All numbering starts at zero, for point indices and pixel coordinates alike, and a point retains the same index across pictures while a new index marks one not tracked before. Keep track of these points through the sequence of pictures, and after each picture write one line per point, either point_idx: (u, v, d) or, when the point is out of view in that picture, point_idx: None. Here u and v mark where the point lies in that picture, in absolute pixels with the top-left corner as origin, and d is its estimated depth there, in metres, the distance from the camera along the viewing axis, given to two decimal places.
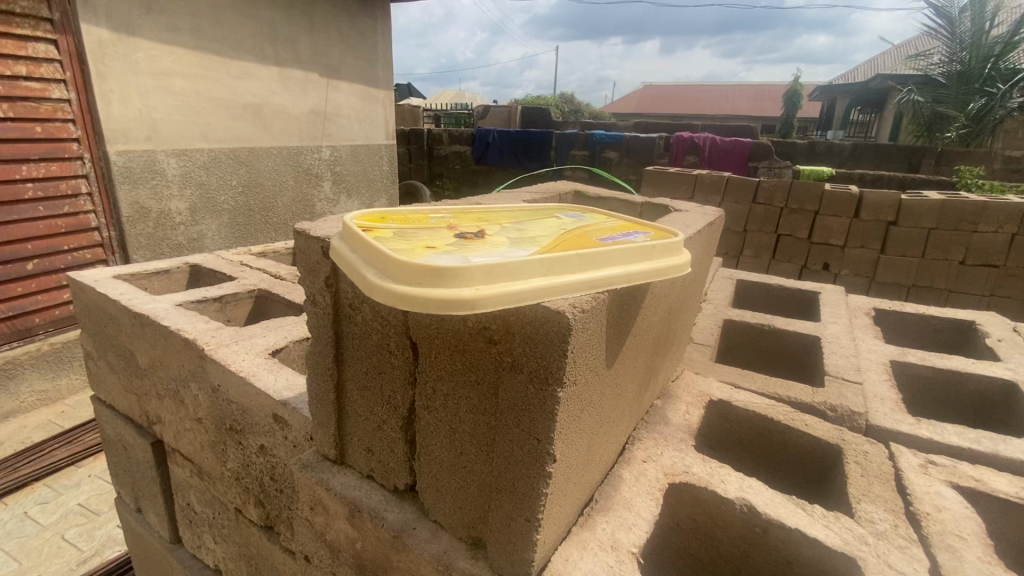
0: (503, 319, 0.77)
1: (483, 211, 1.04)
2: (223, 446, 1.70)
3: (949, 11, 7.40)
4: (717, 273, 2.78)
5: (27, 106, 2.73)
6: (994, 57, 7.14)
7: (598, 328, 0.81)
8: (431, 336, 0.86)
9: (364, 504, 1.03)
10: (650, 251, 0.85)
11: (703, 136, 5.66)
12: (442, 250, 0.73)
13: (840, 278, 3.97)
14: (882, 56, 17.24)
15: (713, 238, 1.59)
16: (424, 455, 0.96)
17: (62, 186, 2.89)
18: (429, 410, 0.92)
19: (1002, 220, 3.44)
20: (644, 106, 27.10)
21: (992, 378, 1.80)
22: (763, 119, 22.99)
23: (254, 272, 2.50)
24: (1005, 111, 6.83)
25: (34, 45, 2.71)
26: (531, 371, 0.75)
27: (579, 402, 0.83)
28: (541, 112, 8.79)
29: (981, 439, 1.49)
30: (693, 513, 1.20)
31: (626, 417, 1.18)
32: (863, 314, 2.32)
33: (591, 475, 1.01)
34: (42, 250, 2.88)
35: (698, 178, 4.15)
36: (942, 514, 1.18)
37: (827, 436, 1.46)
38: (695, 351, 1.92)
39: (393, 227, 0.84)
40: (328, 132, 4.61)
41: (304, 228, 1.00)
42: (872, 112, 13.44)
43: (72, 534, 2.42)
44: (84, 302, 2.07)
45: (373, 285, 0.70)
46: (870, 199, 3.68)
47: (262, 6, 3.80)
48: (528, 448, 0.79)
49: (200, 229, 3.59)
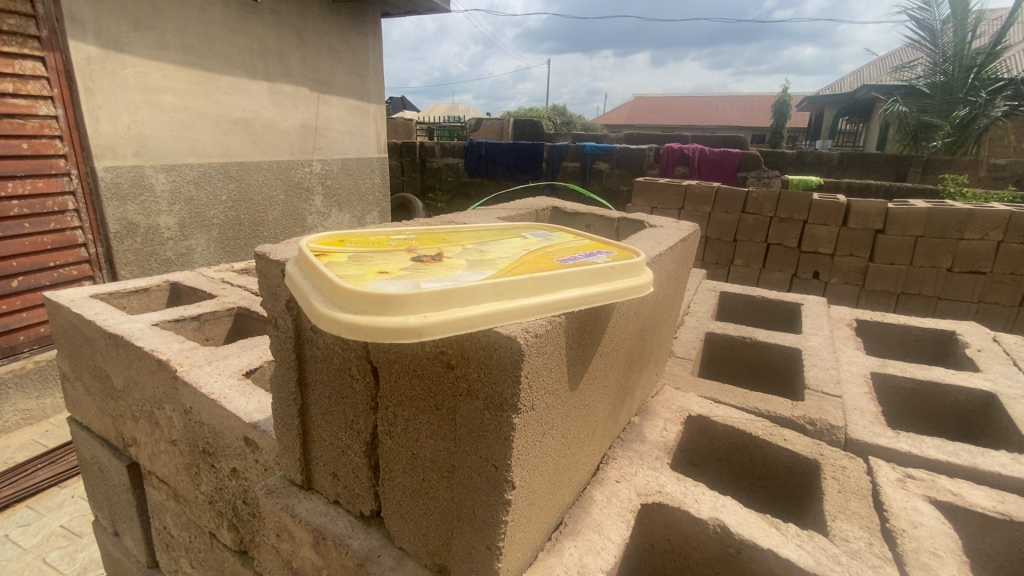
0: (458, 344, 0.76)
1: (448, 231, 1.04)
2: (196, 469, 1.67)
3: (931, 23, 7.54)
4: (702, 285, 2.78)
5: (13, 122, 2.70)
6: (977, 67, 7.29)
7: (556, 351, 0.81)
8: (391, 360, 0.84)
9: (329, 532, 1.01)
10: (609, 273, 0.85)
11: (693, 147, 5.72)
12: (394, 275, 0.73)
13: (830, 287, 3.98)
14: (869, 66, 17.63)
15: (688, 253, 1.59)
16: (388, 481, 0.94)
17: (49, 203, 2.86)
18: (391, 436, 0.90)
19: (987, 227, 3.47)
20: (636, 118, 27.52)
21: (971, 389, 1.80)
22: (752, 129, 23.39)
23: (235, 290, 2.48)
24: (989, 119, 7.07)
25: (21, 62, 2.69)
26: (486, 397, 0.75)
27: (539, 426, 0.82)
28: (533, 125, 8.86)
29: (960, 452, 1.49)
30: (667, 535, 1.17)
31: (599, 436, 1.17)
32: (845, 326, 2.33)
33: (558, 497, 0.99)
34: (28, 267, 2.84)
35: (687, 189, 4.20)
36: (918, 530, 1.17)
37: (804, 451, 1.45)
38: (676, 365, 1.91)
39: (350, 251, 0.84)
40: (318, 146, 4.61)
41: (265, 251, 0.99)
42: (859, 122, 13.82)
43: (54, 558, 2.35)
44: (60, 322, 2.04)
45: (320, 313, 0.69)
46: (858, 208, 3.71)
47: (254, 22, 3.83)
48: (486, 475, 0.78)
49: (189, 244, 3.56)
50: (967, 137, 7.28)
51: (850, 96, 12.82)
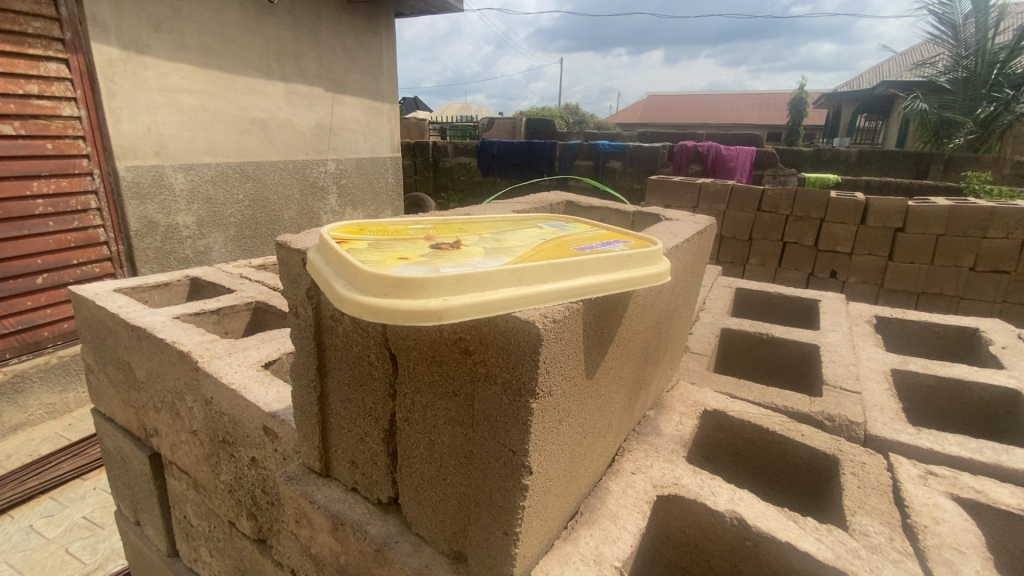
0: (478, 329, 0.76)
1: (464, 222, 1.05)
2: (216, 459, 1.70)
3: (953, 18, 7.38)
4: (717, 281, 2.76)
5: (38, 123, 2.76)
6: (999, 64, 7.09)
7: (574, 338, 0.81)
8: (409, 346, 0.85)
9: (348, 518, 1.03)
10: (627, 261, 0.85)
11: (707, 145, 5.64)
12: (413, 261, 0.74)
13: (848, 285, 3.92)
14: (886, 62, 17.35)
15: (703, 246, 1.58)
16: (405, 467, 0.95)
17: (73, 201, 2.92)
18: (409, 423, 0.91)
19: (1011, 225, 3.40)
20: (649, 116, 27.39)
21: (995, 387, 1.77)
22: (768, 126, 23.09)
23: (253, 285, 2.52)
24: (1013, 116, 6.80)
25: (45, 64, 2.75)
26: (504, 381, 0.75)
27: (556, 413, 0.82)
28: (546, 124, 8.85)
29: (983, 449, 1.46)
30: (683, 526, 1.17)
31: (615, 428, 1.17)
32: (864, 322, 2.29)
33: (575, 487, 1.00)
34: (51, 265, 2.91)
35: (702, 187, 4.15)
36: (940, 526, 1.16)
37: (823, 447, 1.43)
38: (691, 360, 1.90)
39: (369, 238, 0.85)
40: (333, 145, 4.67)
41: (286, 240, 1.00)
42: (878, 120, 13.51)
43: (76, 548, 2.41)
44: (84, 315, 2.09)
45: (341, 297, 0.70)
46: (877, 206, 3.65)
47: (270, 24, 3.88)
48: (503, 461, 0.79)
49: (207, 242, 3.63)
50: (990, 134, 7.06)
51: (868, 93, 12.51)
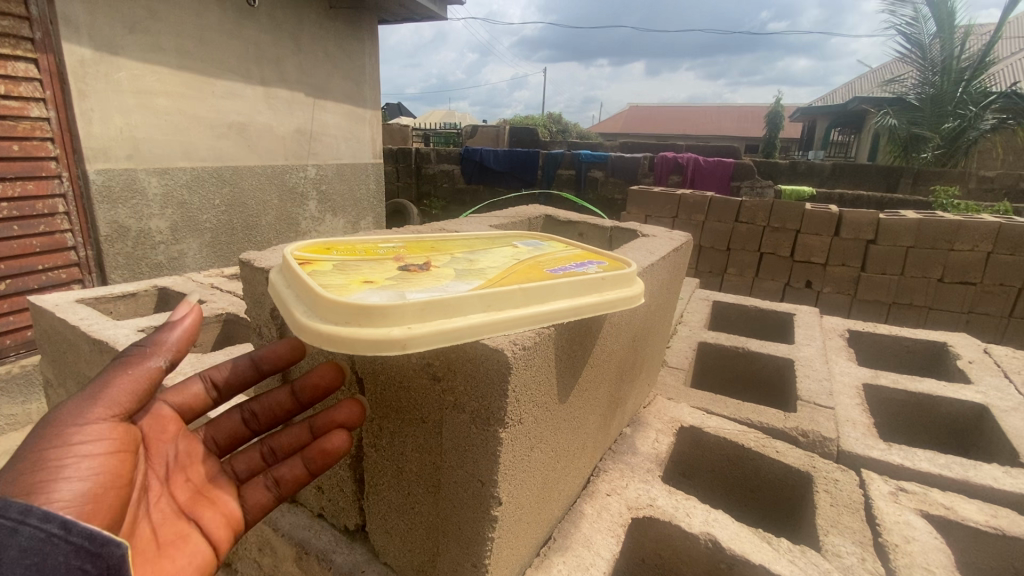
0: (446, 356, 0.74)
1: (437, 240, 1.02)
2: None
3: (919, 38, 7.65)
4: (695, 294, 2.78)
5: (4, 124, 2.63)
6: (964, 82, 7.42)
7: (545, 365, 0.79)
8: (376, 371, 0.82)
9: (312, 546, 0.99)
10: (599, 284, 0.83)
11: (687, 157, 5.74)
12: (379, 285, 0.71)
13: (823, 296, 3.99)
14: (857, 79, 17.93)
15: (680, 263, 1.58)
16: (372, 494, 0.92)
17: (39, 205, 2.80)
18: (376, 449, 0.88)
19: (977, 238, 3.50)
20: (631, 126, 27.76)
21: (963, 401, 1.80)
22: (746, 138, 23.61)
23: (224, 295, 2.44)
24: (977, 133, 7.14)
25: (14, 64, 2.63)
26: (473, 411, 0.73)
27: (527, 440, 0.80)
28: (529, 133, 8.89)
29: (952, 465, 1.48)
30: (658, 549, 1.16)
31: (589, 449, 1.15)
32: (837, 336, 2.32)
33: (547, 512, 0.98)
34: (16, 269, 2.77)
35: (681, 198, 4.23)
36: (911, 545, 1.16)
37: (796, 463, 1.43)
38: (669, 375, 1.90)
39: (335, 259, 0.82)
40: (313, 150, 4.60)
41: (250, 258, 0.97)
42: (851, 134, 13.93)
43: None
44: (43, 327, 2.00)
45: (301, 323, 0.67)
46: (849, 218, 3.73)
47: (250, 27, 3.82)
48: (472, 491, 0.77)
49: (181, 248, 3.53)
50: (956, 149, 7.35)
51: (841, 109, 12.89)
